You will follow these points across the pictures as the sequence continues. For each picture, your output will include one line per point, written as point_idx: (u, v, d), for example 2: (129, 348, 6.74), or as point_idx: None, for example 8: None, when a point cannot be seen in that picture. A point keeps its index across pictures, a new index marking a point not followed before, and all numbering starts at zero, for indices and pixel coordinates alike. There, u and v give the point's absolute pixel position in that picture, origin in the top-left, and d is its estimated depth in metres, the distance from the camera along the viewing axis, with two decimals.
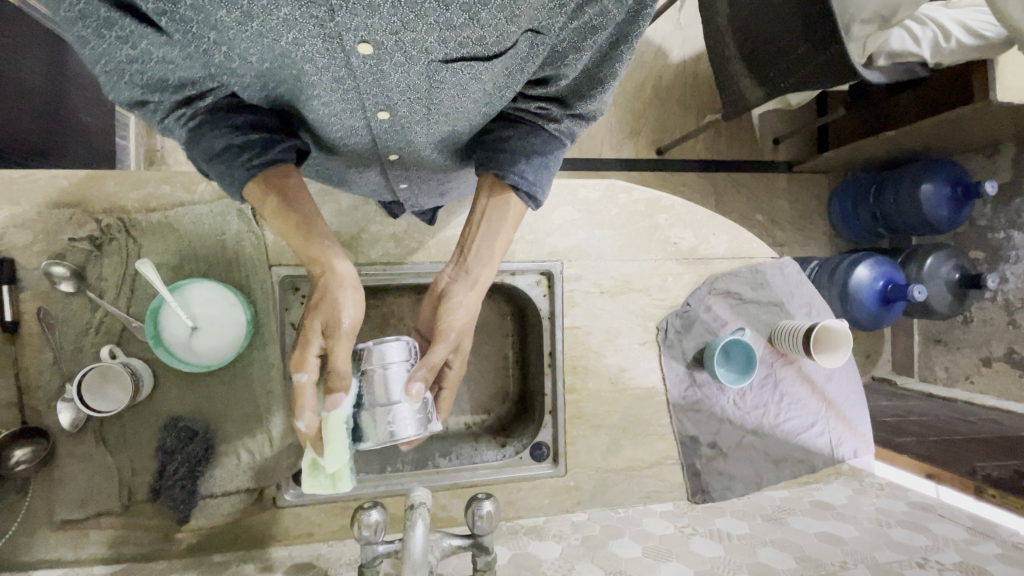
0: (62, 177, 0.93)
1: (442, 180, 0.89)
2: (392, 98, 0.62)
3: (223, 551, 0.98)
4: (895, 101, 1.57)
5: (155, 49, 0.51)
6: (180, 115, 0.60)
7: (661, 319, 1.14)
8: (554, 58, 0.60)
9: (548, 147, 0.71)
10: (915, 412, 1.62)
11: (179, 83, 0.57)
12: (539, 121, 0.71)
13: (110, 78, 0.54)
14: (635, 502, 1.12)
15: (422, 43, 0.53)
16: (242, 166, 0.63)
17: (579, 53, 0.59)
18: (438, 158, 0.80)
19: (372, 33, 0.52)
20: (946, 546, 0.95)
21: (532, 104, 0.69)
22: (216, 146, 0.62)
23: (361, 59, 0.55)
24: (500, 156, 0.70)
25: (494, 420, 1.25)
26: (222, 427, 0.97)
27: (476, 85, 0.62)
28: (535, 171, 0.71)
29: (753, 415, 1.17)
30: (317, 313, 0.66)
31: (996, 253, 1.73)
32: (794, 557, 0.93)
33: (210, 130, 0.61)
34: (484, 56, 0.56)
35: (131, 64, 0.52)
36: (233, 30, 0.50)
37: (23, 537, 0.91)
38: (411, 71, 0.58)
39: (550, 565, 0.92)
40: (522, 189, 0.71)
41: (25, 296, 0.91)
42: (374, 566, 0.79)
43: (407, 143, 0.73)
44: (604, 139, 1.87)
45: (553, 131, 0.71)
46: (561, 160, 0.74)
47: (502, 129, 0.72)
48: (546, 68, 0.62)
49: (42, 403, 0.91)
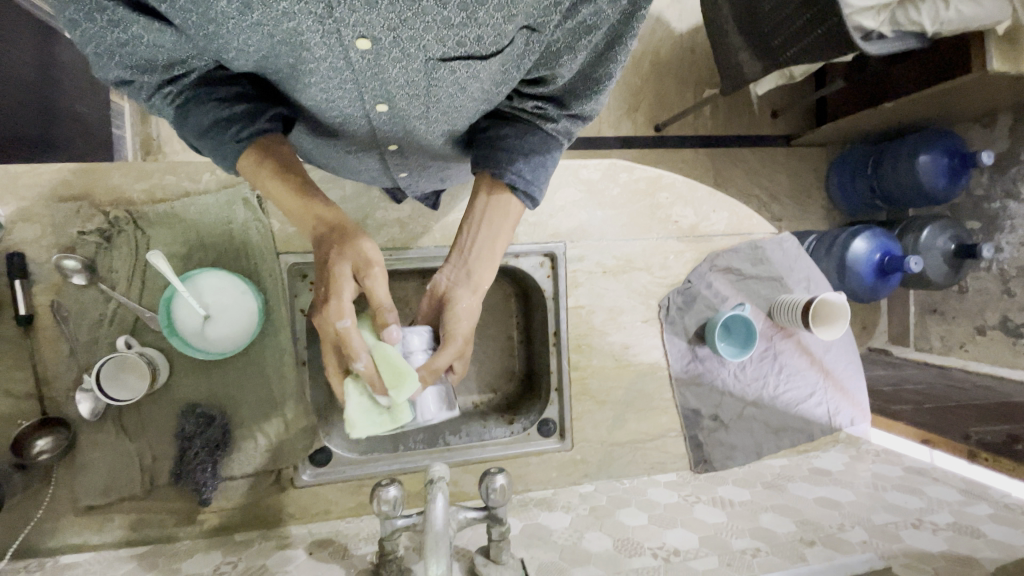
0: (68, 170, 0.94)
1: (442, 166, 0.90)
2: (391, 92, 0.63)
3: (244, 530, 1.01)
4: (893, 73, 1.58)
5: (141, 32, 0.51)
6: (168, 93, 0.59)
7: (662, 296, 1.16)
8: (549, 59, 0.61)
9: (547, 146, 0.72)
10: (911, 380, 1.66)
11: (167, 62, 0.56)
12: (536, 121, 0.71)
13: (100, 60, 0.54)
14: (640, 473, 1.15)
15: (419, 41, 0.54)
16: (230, 140, 0.62)
17: (573, 54, 0.60)
18: (439, 147, 0.81)
19: (371, 29, 0.52)
20: (939, 508, 0.99)
21: (528, 103, 0.69)
22: (202, 124, 0.61)
23: (359, 54, 0.55)
24: (497, 155, 0.71)
25: (501, 399, 1.29)
26: (238, 412, 1.00)
27: (473, 83, 0.62)
28: (533, 169, 0.71)
29: (754, 386, 1.20)
30: (342, 259, 0.63)
31: (992, 223, 1.75)
32: (794, 521, 0.97)
33: (197, 106, 0.61)
34: (482, 55, 0.57)
35: (121, 47, 0.52)
36: (234, 23, 0.51)
37: (50, 522, 0.94)
38: (409, 67, 0.58)
39: (560, 534, 0.96)
40: (520, 188, 0.71)
41: (38, 290, 0.92)
42: (393, 539, 0.82)
43: (407, 134, 0.74)
44: (602, 115, 1.86)
45: (551, 132, 0.71)
46: (559, 161, 0.74)
47: (499, 128, 0.72)
48: (543, 69, 0.63)
49: (60, 394, 0.93)
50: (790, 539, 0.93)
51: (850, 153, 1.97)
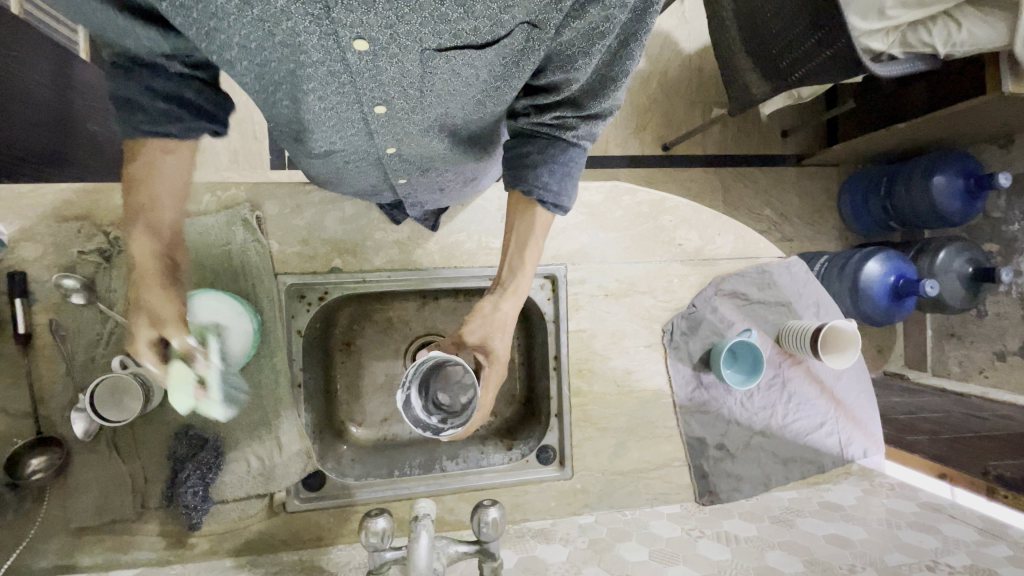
0: (70, 190, 0.94)
1: (440, 169, 0.87)
2: (388, 92, 0.61)
3: (235, 555, 0.99)
4: (906, 93, 1.55)
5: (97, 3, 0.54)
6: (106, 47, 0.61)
7: (666, 320, 1.14)
8: (562, 59, 0.60)
9: (568, 154, 0.71)
10: (927, 408, 1.61)
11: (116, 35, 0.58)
12: (556, 132, 0.70)
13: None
14: (643, 504, 1.12)
15: (416, 35, 0.53)
16: (135, 125, 0.66)
17: (589, 58, 0.60)
18: (436, 145, 0.78)
19: (368, 29, 0.51)
20: (956, 549, 0.94)
21: (548, 116, 0.69)
22: (119, 93, 0.64)
23: (357, 56, 0.54)
24: (523, 172, 0.71)
25: (500, 423, 1.26)
26: (232, 434, 0.99)
27: (470, 70, 0.60)
28: (559, 180, 0.72)
29: (761, 415, 1.16)
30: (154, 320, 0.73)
31: (1010, 246, 1.71)
32: (802, 561, 0.93)
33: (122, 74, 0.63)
34: (477, 45, 0.55)
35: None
36: (235, 18, 0.51)
37: (41, 544, 0.93)
38: (404, 61, 0.56)
39: (557, 569, 0.93)
40: (549, 202, 0.73)
41: (36, 308, 0.92)
42: (381, 572, 0.80)
43: (404, 135, 0.72)
44: (609, 136, 1.85)
45: (571, 139, 0.70)
46: (584, 163, 0.73)
47: (520, 146, 0.72)
48: (558, 72, 0.62)
49: (55, 412, 0.93)
50: None
51: (863, 173, 1.93)
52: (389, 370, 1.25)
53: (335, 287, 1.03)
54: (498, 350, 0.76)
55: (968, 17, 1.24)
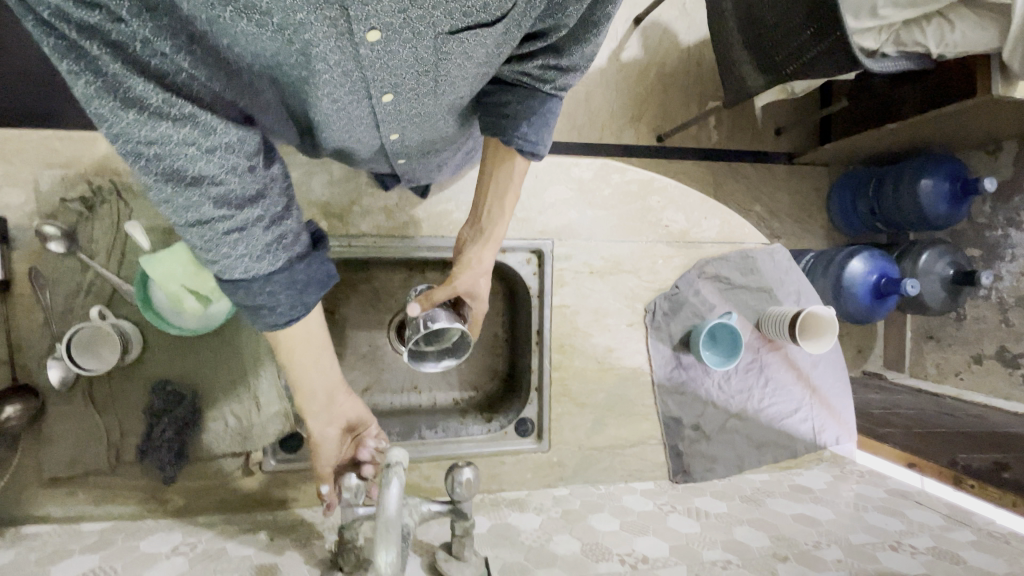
0: (55, 138, 0.93)
1: (440, 149, 0.86)
2: (399, 79, 0.58)
3: (209, 512, 1.00)
4: (896, 94, 1.57)
5: (176, 131, 0.45)
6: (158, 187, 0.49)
7: (649, 301, 1.15)
8: (554, 8, 0.59)
9: (547, 104, 0.72)
10: (902, 405, 1.65)
11: (198, 177, 0.49)
12: (537, 84, 0.70)
13: (132, 164, 0.47)
14: (617, 480, 1.13)
15: (429, 20, 0.50)
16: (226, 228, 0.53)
17: (578, 4, 0.58)
18: (440, 124, 0.75)
19: (381, 18, 0.48)
20: (920, 531, 0.97)
21: (532, 66, 0.68)
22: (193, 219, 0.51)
23: (369, 48, 0.51)
24: (501, 121, 0.73)
25: (481, 397, 1.27)
26: (210, 391, 0.98)
27: (480, 51, 0.58)
28: (536, 130, 0.73)
29: (738, 398, 1.18)
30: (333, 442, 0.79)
31: (992, 251, 1.74)
32: (769, 536, 0.95)
33: (215, 245, 0.53)
34: (488, 22, 0.54)
35: (149, 147, 0.46)
36: (252, 36, 0.46)
37: (12, 493, 0.92)
38: (417, 47, 0.53)
39: (529, 535, 0.94)
40: (527, 150, 0.74)
41: (17, 256, 0.91)
42: (353, 528, 0.81)
43: (411, 120, 0.69)
44: (604, 123, 1.85)
45: (549, 90, 0.71)
46: (560, 112, 0.75)
47: (501, 93, 0.72)
48: (546, 20, 0.60)
49: (32, 361, 0.92)
50: (763, 553, 0.90)
51: (853, 173, 1.95)
52: (372, 340, 1.25)
53: None
54: (483, 293, 0.82)
55: (962, 17, 1.26)
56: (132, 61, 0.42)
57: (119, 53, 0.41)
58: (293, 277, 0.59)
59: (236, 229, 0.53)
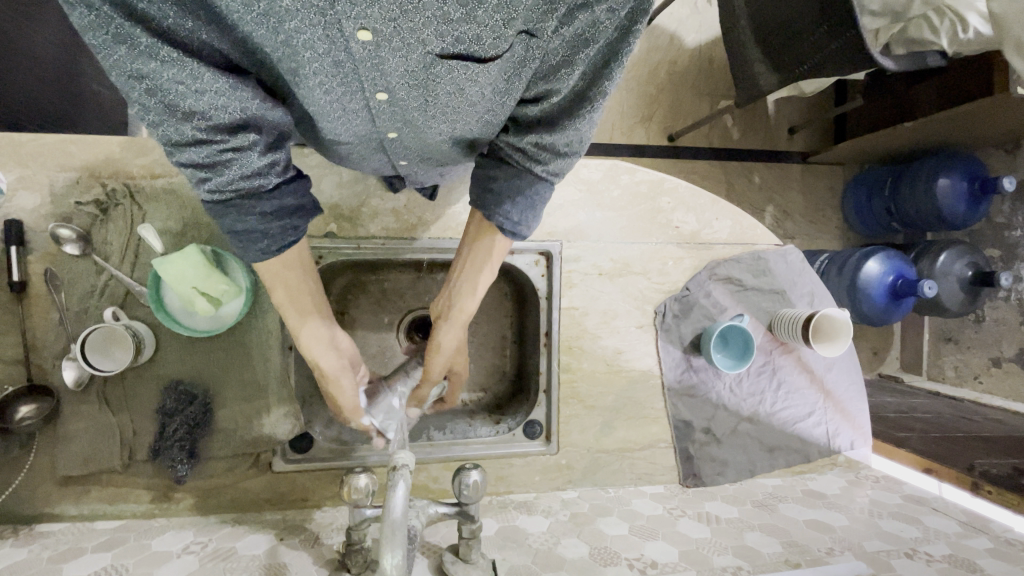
0: (71, 142, 0.94)
1: (445, 163, 0.86)
2: (390, 84, 0.57)
3: (220, 511, 1.00)
4: (914, 93, 1.52)
5: (166, 72, 0.47)
6: (151, 117, 0.51)
7: (659, 303, 1.14)
8: (547, 71, 0.57)
9: (536, 186, 0.71)
10: (919, 408, 1.61)
11: (189, 112, 0.50)
12: (526, 164, 0.69)
13: (128, 94, 0.49)
14: (626, 483, 1.13)
15: (419, 35, 0.49)
16: (213, 160, 0.55)
17: (573, 68, 0.56)
18: (440, 144, 0.75)
19: (371, 22, 0.47)
20: (936, 539, 0.95)
21: (527, 141, 0.66)
22: (182, 149, 0.54)
23: (360, 45, 0.50)
24: (487, 199, 0.72)
25: (490, 398, 1.27)
26: (221, 391, 0.99)
27: (472, 85, 0.57)
28: (521, 210, 0.72)
29: (750, 401, 1.16)
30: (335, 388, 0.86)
31: (1012, 252, 1.70)
32: (780, 542, 0.94)
33: (210, 169, 0.56)
34: (481, 57, 0.53)
35: (140, 82, 0.48)
36: (238, 17, 0.46)
37: (28, 491, 0.94)
38: (408, 60, 0.53)
39: (537, 538, 0.93)
40: (507, 230, 0.73)
41: (33, 258, 0.93)
42: (361, 529, 0.82)
43: (406, 126, 0.68)
44: (615, 124, 1.83)
45: (540, 172, 0.69)
46: (552, 195, 0.73)
47: (491, 168, 0.72)
48: (540, 83, 0.59)
49: (47, 361, 0.94)
50: (775, 559, 0.89)
51: (868, 172, 1.92)
52: (381, 342, 1.26)
53: (329, 253, 1.04)
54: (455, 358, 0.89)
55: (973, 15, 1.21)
56: (122, 5, 0.43)
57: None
58: (278, 214, 0.63)
59: (227, 158, 0.55)
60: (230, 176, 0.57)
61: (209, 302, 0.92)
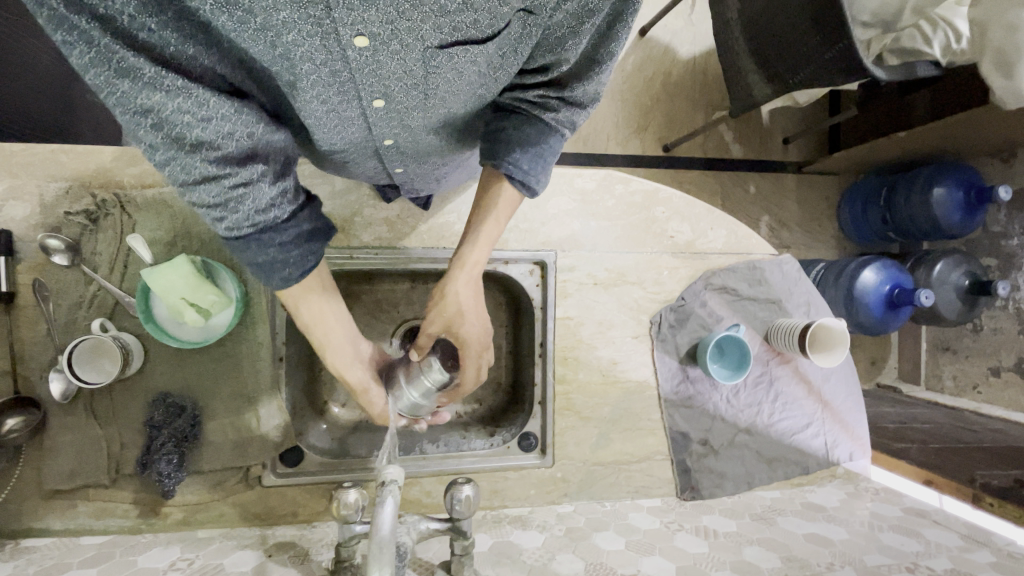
0: (62, 152, 0.94)
1: (444, 162, 0.85)
2: (388, 86, 0.56)
3: (208, 527, 0.98)
4: (908, 102, 1.53)
5: (172, 103, 0.46)
6: (161, 154, 0.50)
7: (655, 313, 1.13)
8: (553, 43, 0.57)
9: (544, 137, 0.69)
10: (918, 419, 1.60)
11: (198, 144, 0.49)
12: (537, 113, 0.68)
13: (135, 133, 0.48)
14: (623, 496, 1.11)
15: (417, 32, 0.49)
16: (226, 193, 0.53)
17: (578, 38, 0.56)
18: (434, 139, 0.74)
19: (368, 25, 0.47)
20: (938, 552, 0.93)
21: (532, 94, 0.66)
22: (194, 186, 0.52)
23: (357, 52, 0.50)
24: (495, 147, 0.69)
25: (485, 410, 1.26)
26: (210, 403, 0.98)
27: (471, 67, 0.56)
28: (530, 160, 0.69)
29: (747, 413, 1.15)
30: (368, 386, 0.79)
31: (1009, 261, 1.70)
32: (779, 557, 0.92)
33: (222, 205, 0.54)
34: (478, 39, 0.52)
35: (147, 117, 0.46)
36: (237, 35, 0.46)
37: (13, 506, 0.92)
38: (406, 59, 0.52)
39: (531, 554, 0.92)
40: (517, 178, 0.70)
41: (21, 268, 0.92)
42: (351, 545, 0.80)
43: (403, 129, 0.68)
44: (610, 134, 1.84)
45: (550, 121, 0.68)
46: (561, 151, 0.72)
47: (499, 121, 0.70)
48: (547, 55, 0.59)
49: (34, 373, 0.92)
50: None
51: (863, 182, 1.92)
52: None
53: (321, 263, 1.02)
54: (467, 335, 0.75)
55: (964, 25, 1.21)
56: (122, 35, 0.42)
57: (108, 28, 0.42)
58: (300, 239, 0.61)
59: (240, 189, 0.53)
60: (244, 209, 0.55)
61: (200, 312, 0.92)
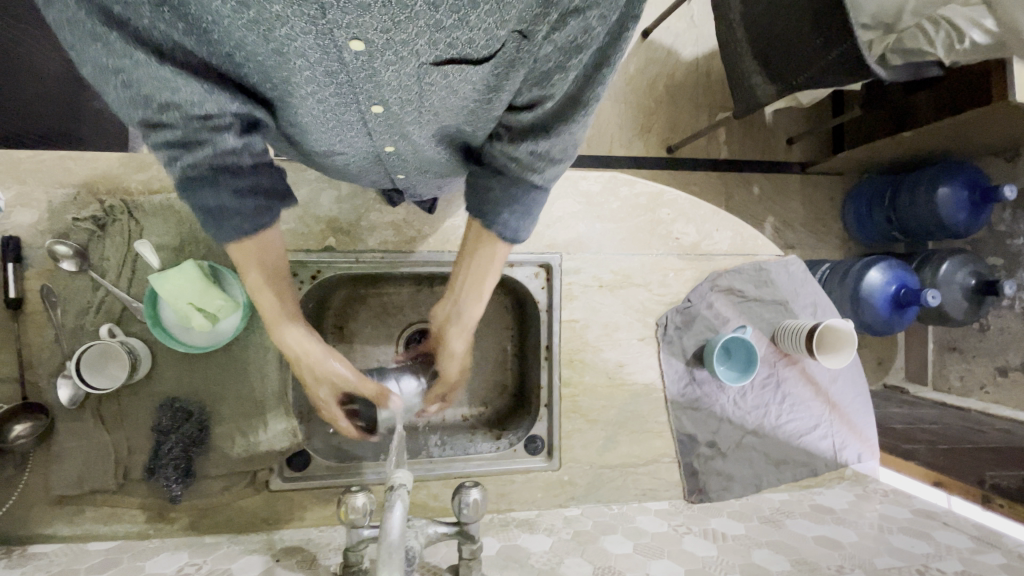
0: (70, 159, 0.94)
1: (441, 176, 0.86)
2: (384, 96, 0.57)
3: (215, 532, 0.98)
4: (912, 101, 1.53)
5: (142, 70, 0.47)
6: (129, 107, 0.51)
7: (660, 314, 1.13)
8: (539, 78, 0.55)
9: (530, 195, 0.69)
10: (926, 420, 1.59)
11: (165, 104, 0.51)
12: (521, 171, 0.66)
13: (103, 85, 0.50)
14: (630, 499, 1.10)
15: (411, 46, 0.49)
16: (189, 147, 0.55)
17: (566, 75, 0.54)
18: (435, 153, 0.74)
19: (364, 32, 0.46)
20: (948, 555, 0.92)
21: (520, 150, 0.63)
22: (161, 139, 0.54)
23: (353, 55, 0.49)
24: (486, 209, 0.70)
25: (491, 413, 1.26)
26: (217, 408, 0.98)
27: (465, 85, 0.56)
28: (518, 218, 0.70)
29: (754, 415, 1.14)
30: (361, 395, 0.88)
31: (1015, 260, 1.69)
32: (788, 560, 0.91)
33: (188, 155, 0.57)
34: (474, 59, 0.52)
35: (117, 75, 0.48)
36: (230, 20, 0.45)
37: (21, 511, 0.92)
38: (400, 71, 0.52)
39: (539, 558, 0.91)
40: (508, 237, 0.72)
41: (29, 275, 0.92)
42: (358, 549, 0.80)
43: (400, 138, 0.68)
44: (614, 136, 1.84)
45: (536, 181, 0.67)
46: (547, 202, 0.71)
47: (487, 178, 0.69)
48: (533, 90, 0.57)
49: (42, 379, 0.93)
50: None
51: (868, 182, 1.92)
52: (381, 356, 1.24)
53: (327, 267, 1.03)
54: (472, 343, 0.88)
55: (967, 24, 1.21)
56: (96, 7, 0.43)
57: None
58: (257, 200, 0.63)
59: (206, 146, 0.56)
60: (208, 166, 0.58)
61: (208, 317, 0.92)
